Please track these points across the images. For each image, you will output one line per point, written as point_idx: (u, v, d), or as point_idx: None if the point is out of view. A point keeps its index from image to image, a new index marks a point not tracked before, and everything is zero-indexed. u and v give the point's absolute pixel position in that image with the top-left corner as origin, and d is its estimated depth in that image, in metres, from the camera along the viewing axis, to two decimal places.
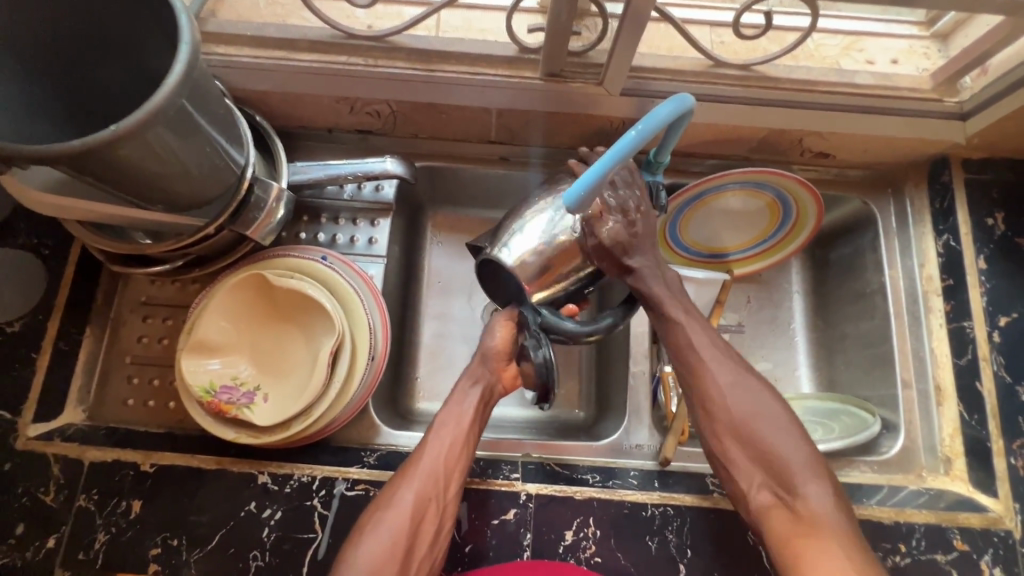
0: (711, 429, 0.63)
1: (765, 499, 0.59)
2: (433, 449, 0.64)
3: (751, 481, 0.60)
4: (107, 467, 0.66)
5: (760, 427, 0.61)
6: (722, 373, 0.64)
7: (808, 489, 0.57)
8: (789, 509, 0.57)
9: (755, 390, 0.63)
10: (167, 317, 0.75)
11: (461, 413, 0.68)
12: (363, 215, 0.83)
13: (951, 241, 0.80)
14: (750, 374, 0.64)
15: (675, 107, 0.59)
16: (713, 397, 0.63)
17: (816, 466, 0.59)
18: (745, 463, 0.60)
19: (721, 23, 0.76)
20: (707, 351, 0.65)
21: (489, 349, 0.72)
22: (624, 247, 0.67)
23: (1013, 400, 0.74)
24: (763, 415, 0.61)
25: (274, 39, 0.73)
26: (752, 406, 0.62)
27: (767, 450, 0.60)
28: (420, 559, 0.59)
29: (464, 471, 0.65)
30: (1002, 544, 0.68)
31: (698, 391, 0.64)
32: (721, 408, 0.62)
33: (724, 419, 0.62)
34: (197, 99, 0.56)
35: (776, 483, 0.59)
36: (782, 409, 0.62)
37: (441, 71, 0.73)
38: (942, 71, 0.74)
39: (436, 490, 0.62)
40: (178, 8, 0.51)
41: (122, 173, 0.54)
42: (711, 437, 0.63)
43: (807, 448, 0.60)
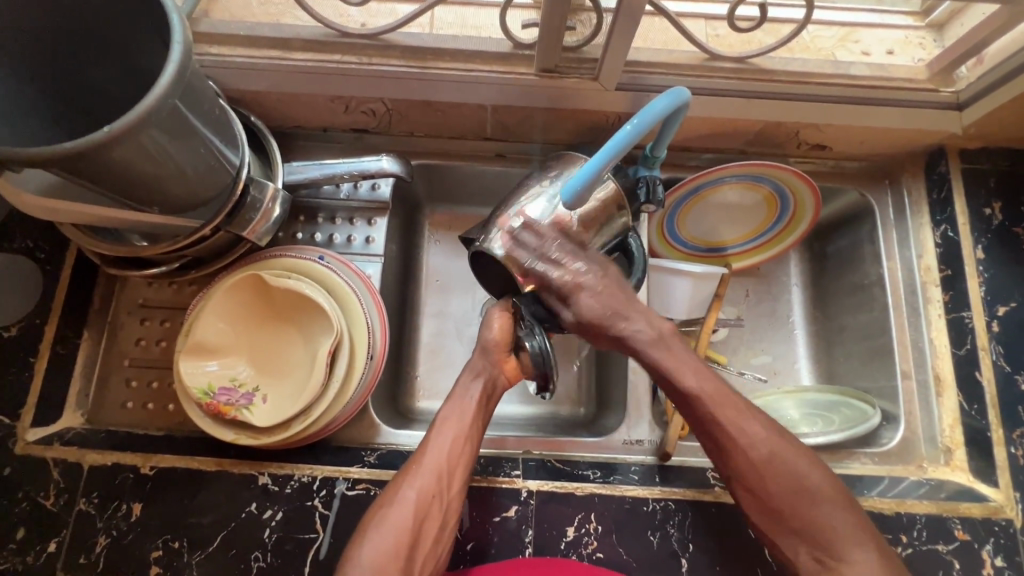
0: (749, 500, 0.63)
1: (807, 563, 0.60)
2: (436, 445, 0.64)
3: (795, 550, 0.61)
4: (107, 470, 0.66)
5: (799, 499, 0.61)
6: (755, 443, 0.63)
7: (851, 555, 0.58)
8: (833, 574, 0.58)
9: (789, 459, 0.62)
10: (165, 320, 0.75)
11: (463, 409, 0.67)
12: (360, 214, 0.83)
13: (949, 231, 0.80)
14: (781, 435, 0.64)
15: (670, 100, 0.60)
16: (750, 470, 0.62)
17: (853, 527, 0.59)
18: (786, 534, 0.61)
19: (716, 16, 0.77)
20: (738, 420, 0.64)
21: (488, 342, 0.71)
22: (600, 321, 0.68)
23: (1013, 389, 0.74)
24: (800, 484, 0.61)
25: (267, 38, 0.73)
26: (788, 477, 0.61)
27: (807, 518, 0.60)
28: (423, 556, 0.60)
29: (467, 468, 0.65)
30: (1003, 533, 0.68)
31: (734, 469, 0.63)
32: (758, 481, 0.62)
33: (761, 489, 0.62)
34: (190, 100, 0.56)
35: (820, 549, 0.59)
36: (815, 469, 0.62)
37: (435, 68, 0.73)
38: (937, 61, 0.74)
39: (439, 486, 0.62)
40: (169, 8, 0.51)
41: (116, 175, 0.53)
42: (749, 508, 0.63)
43: (843, 509, 0.60)
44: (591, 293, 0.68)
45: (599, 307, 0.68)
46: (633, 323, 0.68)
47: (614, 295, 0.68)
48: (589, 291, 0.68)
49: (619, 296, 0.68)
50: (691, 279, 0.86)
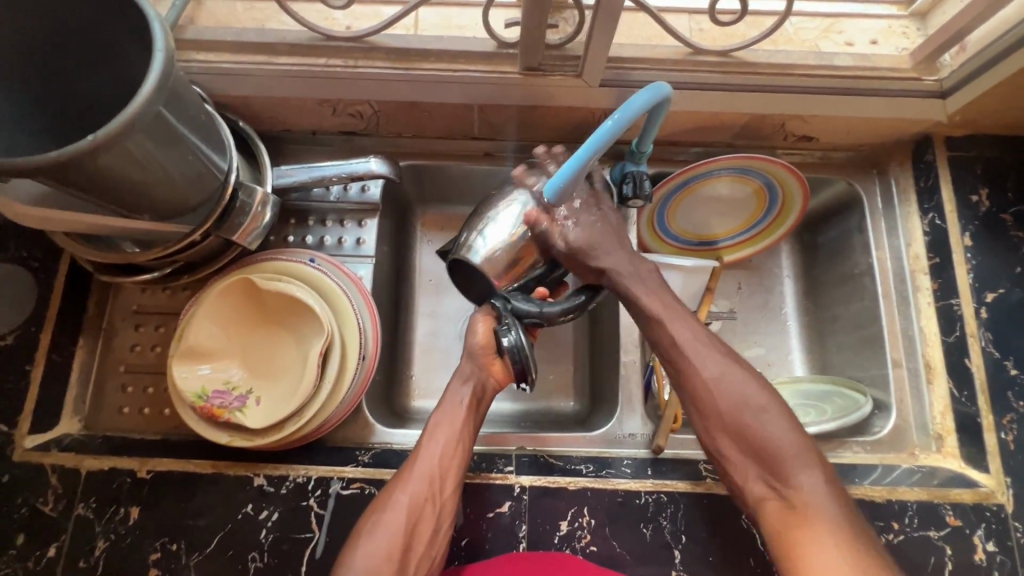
0: (701, 423, 0.63)
1: (760, 491, 0.59)
2: (427, 450, 0.65)
3: (746, 475, 0.60)
4: (104, 475, 0.67)
5: (747, 419, 0.60)
6: (707, 363, 0.64)
7: (802, 479, 0.56)
8: (782, 497, 0.57)
9: (743, 381, 0.62)
10: (159, 325, 0.76)
11: (451, 415, 0.68)
12: (350, 216, 0.83)
13: (937, 219, 0.80)
14: (738, 364, 0.64)
15: (650, 95, 0.60)
16: (700, 390, 0.63)
17: (806, 453, 0.58)
18: (736, 457, 0.61)
19: (699, 10, 0.77)
20: (693, 345, 0.65)
21: (473, 347, 0.72)
22: (590, 251, 0.70)
23: (1003, 375, 0.74)
24: (749, 405, 0.61)
25: (252, 43, 0.73)
26: (739, 398, 0.61)
27: (755, 440, 0.59)
28: (418, 559, 0.60)
29: (459, 472, 0.65)
30: (995, 518, 0.68)
31: (687, 387, 0.64)
32: (708, 400, 0.62)
33: (711, 411, 0.62)
34: (174, 106, 0.56)
35: (770, 474, 0.58)
36: (768, 395, 0.62)
37: (420, 69, 0.73)
38: (920, 50, 0.74)
39: (431, 491, 0.63)
40: (151, 16, 0.51)
41: (103, 183, 0.54)
42: (702, 432, 0.63)
43: (793, 435, 0.59)
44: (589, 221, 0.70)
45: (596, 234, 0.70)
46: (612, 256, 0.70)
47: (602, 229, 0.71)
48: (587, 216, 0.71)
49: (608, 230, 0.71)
50: (681, 273, 0.88)
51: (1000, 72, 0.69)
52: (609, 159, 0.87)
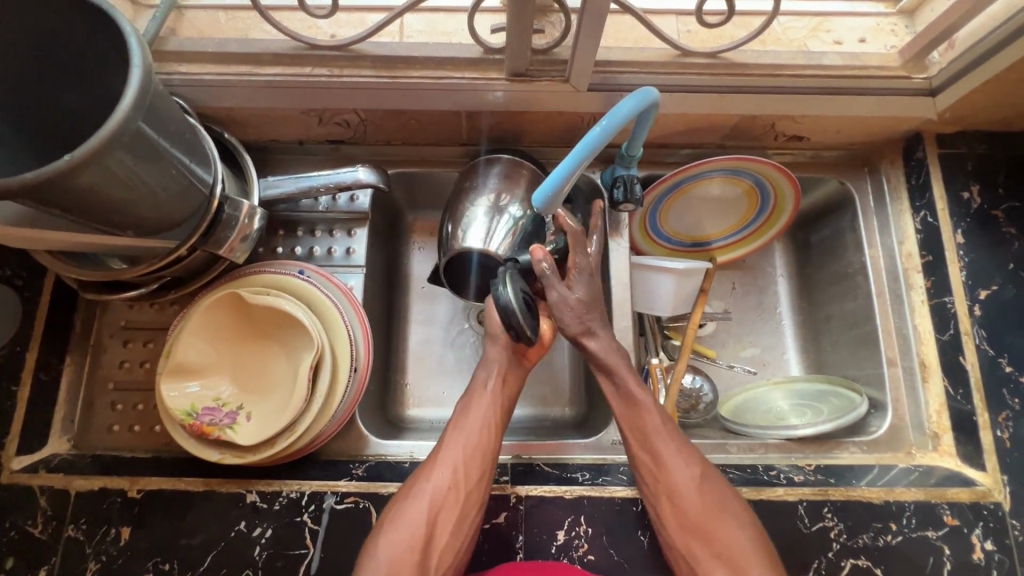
0: (671, 523, 0.61)
1: None
2: (453, 439, 0.65)
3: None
4: (95, 496, 0.66)
5: (723, 528, 0.59)
6: (687, 465, 0.63)
7: None
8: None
9: (723, 492, 0.61)
10: (147, 341, 0.75)
11: (482, 399, 0.68)
12: (340, 226, 0.83)
13: (929, 217, 0.80)
14: (715, 474, 0.63)
15: (637, 102, 0.60)
16: (677, 492, 0.61)
17: (774, 568, 0.57)
18: (706, 563, 0.58)
19: (687, 12, 0.76)
20: (671, 446, 0.64)
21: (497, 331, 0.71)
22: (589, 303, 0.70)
23: (998, 373, 0.73)
24: (727, 511, 0.60)
25: (235, 54, 0.72)
26: (718, 506, 0.60)
27: (727, 551, 0.58)
28: (444, 548, 0.59)
29: (487, 459, 0.64)
30: (992, 517, 0.68)
31: (663, 484, 0.63)
32: (682, 503, 0.61)
33: (685, 515, 0.60)
34: (154, 121, 0.55)
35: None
36: (742, 506, 0.61)
37: (406, 77, 0.72)
38: (909, 48, 0.74)
39: (457, 480, 0.62)
40: (127, 31, 0.50)
41: (84, 203, 0.53)
42: (672, 532, 0.61)
43: (763, 552, 0.58)
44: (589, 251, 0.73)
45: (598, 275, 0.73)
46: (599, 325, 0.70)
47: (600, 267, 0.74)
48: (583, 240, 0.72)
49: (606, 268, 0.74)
50: (674, 276, 0.85)
51: (989, 69, 0.69)
52: (599, 162, 0.87)
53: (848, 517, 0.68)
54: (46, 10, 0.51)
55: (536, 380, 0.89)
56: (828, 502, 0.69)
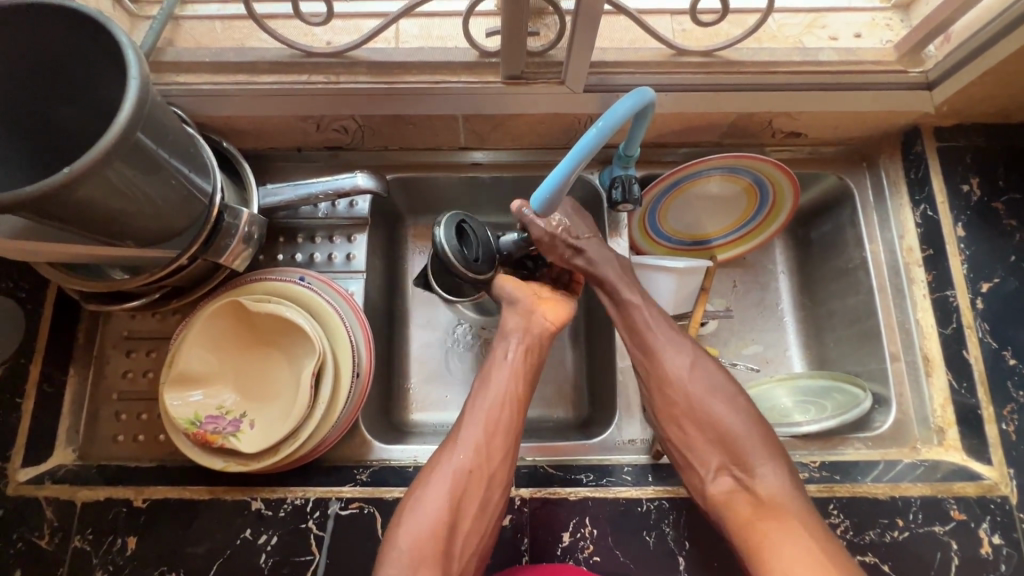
0: (667, 415, 0.67)
1: (725, 482, 0.63)
2: (470, 422, 0.66)
3: (709, 466, 0.64)
4: (100, 506, 0.66)
5: (714, 411, 0.65)
6: (678, 356, 0.69)
7: (763, 470, 0.62)
8: (743, 490, 0.62)
9: (713, 377, 0.67)
10: (150, 350, 0.75)
11: (503, 371, 0.69)
12: (340, 232, 0.83)
13: (929, 210, 0.80)
14: (706, 361, 0.69)
15: (635, 101, 0.60)
16: (671, 382, 0.67)
17: (764, 446, 0.63)
18: (701, 447, 0.65)
19: (681, 11, 0.76)
20: (662, 338, 0.70)
21: (510, 298, 0.73)
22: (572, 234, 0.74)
23: (1002, 366, 0.73)
24: (718, 400, 0.66)
25: (232, 63, 0.72)
26: (708, 393, 0.66)
27: (721, 432, 0.64)
28: (468, 531, 0.61)
29: (511, 434, 0.66)
30: (999, 511, 0.68)
31: (657, 376, 0.69)
32: (675, 393, 0.67)
33: (680, 404, 0.67)
34: (153, 132, 0.55)
35: (732, 463, 0.63)
36: (734, 389, 0.67)
37: (402, 82, 0.73)
38: (904, 42, 0.74)
39: (478, 462, 0.63)
40: (124, 43, 0.51)
41: (84, 215, 0.53)
42: (668, 424, 0.67)
43: (753, 429, 0.64)
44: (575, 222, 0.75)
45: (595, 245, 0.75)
46: (590, 251, 0.74)
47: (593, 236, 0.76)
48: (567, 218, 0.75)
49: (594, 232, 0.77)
50: (674, 275, 0.85)
51: (986, 61, 0.68)
52: (597, 163, 0.87)
53: (854, 513, 0.68)
54: (43, 24, 0.52)
55: (540, 382, 0.89)
56: (834, 499, 0.69)
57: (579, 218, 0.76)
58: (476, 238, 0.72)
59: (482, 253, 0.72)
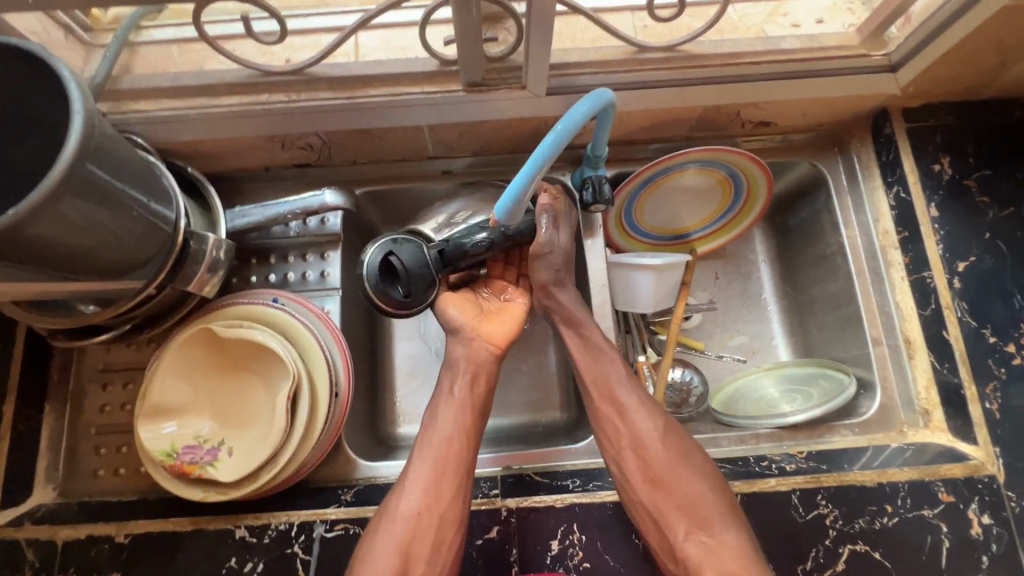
0: (640, 480, 0.64)
1: (689, 545, 0.60)
2: (422, 468, 0.63)
3: (677, 531, 0.61)
4: (82, 544, 0.65)
5: (684, 475, 0.63)
6: (642, 414, 0.68)
7: (724, 533, 0.60)
8: (710, 553, 0.59)
9: (680, 439, 0.66)
10: (126, 382, 0.75)
11: (452, 406, 0.68)
12: (312, 249, 0.82)
13: (902, 192, 0.79)
14: (677, 429, 0.68)
15: (592, 102, 0.60)
16: (642, 441, 0.66)
17: (729, 511, 0.61)
18: (669, 513, 0.62)
19: (641, 7, 0.76)
20: (632, 402, 0.69)
21: (453, 325, 0.75)
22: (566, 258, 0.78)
23: (983, 344, 0.73)
24: (685, 463, 0.64)
25: (190, 86, 0.72)
26: (677, 455, 0.65)
27: (687, 496, 0.62)
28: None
29: (452, 485, 0.63)
30: (987, 490, 0.67)
31: (628, 439, 0.67)
32: (648, 455, 0.65)
33: (647, 465, 0.65)
34: (104, 163, 0.55)
35: (698, 528, 0.61)
36: (698, 453, 0.66)
37: (364, 96, 0.72)
38: (866, 26, 0.74)
39: (429, 502, 0.61)
40: (67, 76, 0.50)
41: (37, 250, 0.52)
42: (637, 487, 0.64)
43: (720, 495, 0.62)
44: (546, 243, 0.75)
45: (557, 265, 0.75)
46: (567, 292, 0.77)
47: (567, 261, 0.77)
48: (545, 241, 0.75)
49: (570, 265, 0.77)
50: (652, 272, 0.84)
51: (949, 40, 0.68)
52: (568, 164, 0.86)
53: (843, 502, 0.67)
54: None
55: (527, 389, 0.89)
56: (821, 489, 0.68)
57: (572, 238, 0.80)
58: (408, 275, 0.73)
59: (414, 287, 0.73)
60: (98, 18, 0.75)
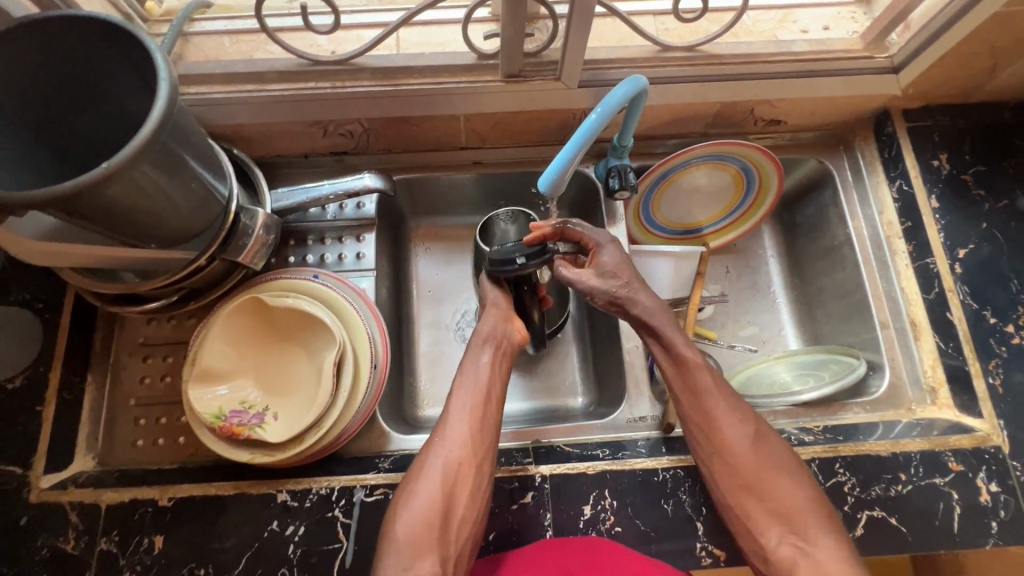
0: (722, 477, 0.64)
1: (778, 546, 0.60)
2: (473, 426, 0.65)
3: (767, 535, 0.60)
4: (125, 507, 0.66)
5: (772, 478, 0.62)
6: (731, 423, 0.65)
7: (817, 538, 0.59)
8: (803, 557, 0.58)
9: (769, 443, 0.65)
10: (166, 356, 0.77)
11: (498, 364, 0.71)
12: (348, 233, 0.85)
13: (904, 185, 0.85)
14: (767, 432, 0.66)
15: (629, 87, 0.65)
16: (727, 443, 0.64)
17: (823, 515, 0.60)
18: (759, 515, 0.61)
19: (664, 12, 0.82)
20: (721, 405, 0.66)
21: (491, 299, 0.76)
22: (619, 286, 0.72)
23: (983, 325, 0.78)
24: (774, 465, 0.63)
25: (242, 73, 0.75)
26: (762, 458, 0.63)
27: (778, 498, 0.61)
28: (462, 536, 0.60)
29: (490, 437, 0.66)
30: (993, 460, 0.71)
31: (714, 439, 0.65)
32: (735, 458, 0.64)
33: (735, 470, 0.63)
34: (178, 134, 0.58)
35: (792, 532, 0.60)
36: (785, 455, 0.64)
37: (407, 85, 0.76)
38: (870, 31, 0.80)
39: (468, 456, 0.63)
40: (154, 48, 0.53)
41: (114, 211, 0.55)
42: (722, 489, 0.64)
43: (815, 501, 0.61)
44: (602, 243, 0.75)
45: (607, 280, 0.73)
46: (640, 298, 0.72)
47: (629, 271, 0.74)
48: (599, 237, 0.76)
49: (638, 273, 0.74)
50: (671, 259, 0.90)
51: (944, 44, 0.75)
52: (591, 157, 0.91)
53: (860, 471, 0.71)
54: (73, 34, 0.54)
55: (549, 373, 0.92)
56: (839, 458, 0.72)
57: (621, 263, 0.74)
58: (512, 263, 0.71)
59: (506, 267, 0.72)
60: (151, 9, 0.79)
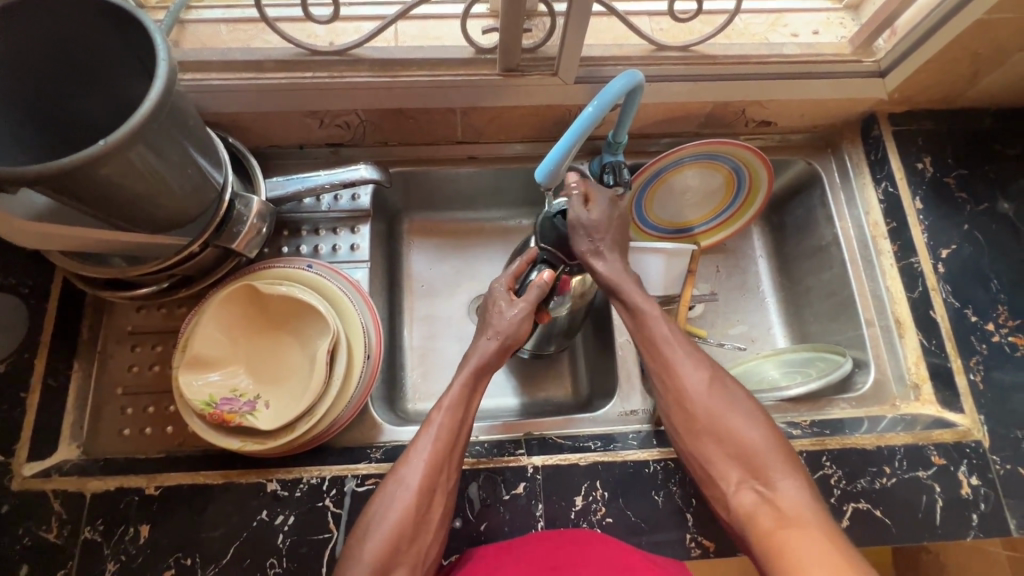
0: (688, 432, 0.65)
1: (745, 497, 0.60)
2: (443, 416, 0.63)
3: (731, 484, 0.61)
4: (111, 495, 0.65)
5: (737, 430, 0.62)
6: (694, 376, 0.66)
7: (782, 485, 0.59)
8: (766, 504, 0.58)
9: (734, 396, 0.65)
10: (156, 344, 0.75)
11: (485, 350, 0.69)
12: (343, 224, 0.85)
13: (889, 187, 0.88)
14: (727, 380, 0.67)
15: (626, 81, 0.66)
16: (689, 399, 0.65)
17: (788, 462, 0.60)
18: (724, 467, 0.62)
19: (659, 12, 0.84)
20: (683, 356, 0.67)
21: (503, 327, 0.70)
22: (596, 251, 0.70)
23: (964, 323, 0.80)
24: (738, 419, 0.63)
25: (239, 61, 0.75)
26: (727, 409, 0.64)
27: (739, 446, 0.62)
28: (433, 526, 0.60)
29: (466, 410, 0.65)
30: (974, 454, 0.73)
31: (677, 395, 0.66)
32: (698, 412, 0.64)
33: (699, 424, 0.64)
34: (176, 115, 0.57)
35: (755, 481, 0.60)
36: (754, 408, 0.64)
37: (405, 77, 0.77)
38: (858, 36, 0.82)
39: (444, 432, 0.63)
40: (153, 28, 0.53)
41: (107, 193, 0.55)
42: (690, 444, 0.65)
43: (778, 447, 0.61)
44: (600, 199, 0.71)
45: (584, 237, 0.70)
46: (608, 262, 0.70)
47: (611, 232, 0.70)
48: (599, 195, 0.71)
49: (619, 234, 0.72)
50: (663, 256, 0.90)
51: (930, 48, 0.77)
52: (586, 154, 0.93)
53: (845, 464, 0.72)
54: (74, 19, 0.54)
55: (541, 368, 0.93)
56: (826, 452, 0.73)
57: (609, 227, 0.70)
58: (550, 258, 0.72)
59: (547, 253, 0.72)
60: None
